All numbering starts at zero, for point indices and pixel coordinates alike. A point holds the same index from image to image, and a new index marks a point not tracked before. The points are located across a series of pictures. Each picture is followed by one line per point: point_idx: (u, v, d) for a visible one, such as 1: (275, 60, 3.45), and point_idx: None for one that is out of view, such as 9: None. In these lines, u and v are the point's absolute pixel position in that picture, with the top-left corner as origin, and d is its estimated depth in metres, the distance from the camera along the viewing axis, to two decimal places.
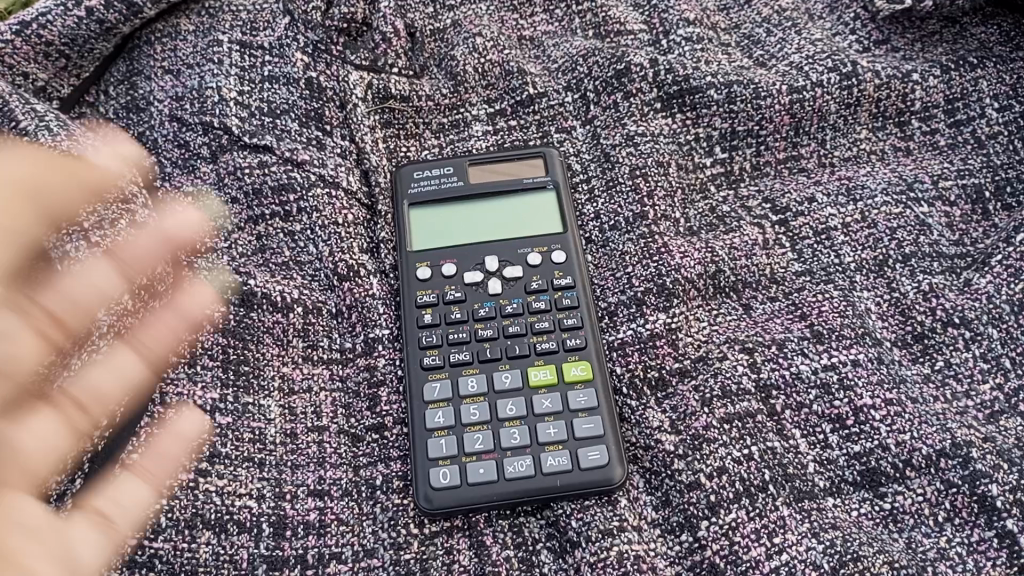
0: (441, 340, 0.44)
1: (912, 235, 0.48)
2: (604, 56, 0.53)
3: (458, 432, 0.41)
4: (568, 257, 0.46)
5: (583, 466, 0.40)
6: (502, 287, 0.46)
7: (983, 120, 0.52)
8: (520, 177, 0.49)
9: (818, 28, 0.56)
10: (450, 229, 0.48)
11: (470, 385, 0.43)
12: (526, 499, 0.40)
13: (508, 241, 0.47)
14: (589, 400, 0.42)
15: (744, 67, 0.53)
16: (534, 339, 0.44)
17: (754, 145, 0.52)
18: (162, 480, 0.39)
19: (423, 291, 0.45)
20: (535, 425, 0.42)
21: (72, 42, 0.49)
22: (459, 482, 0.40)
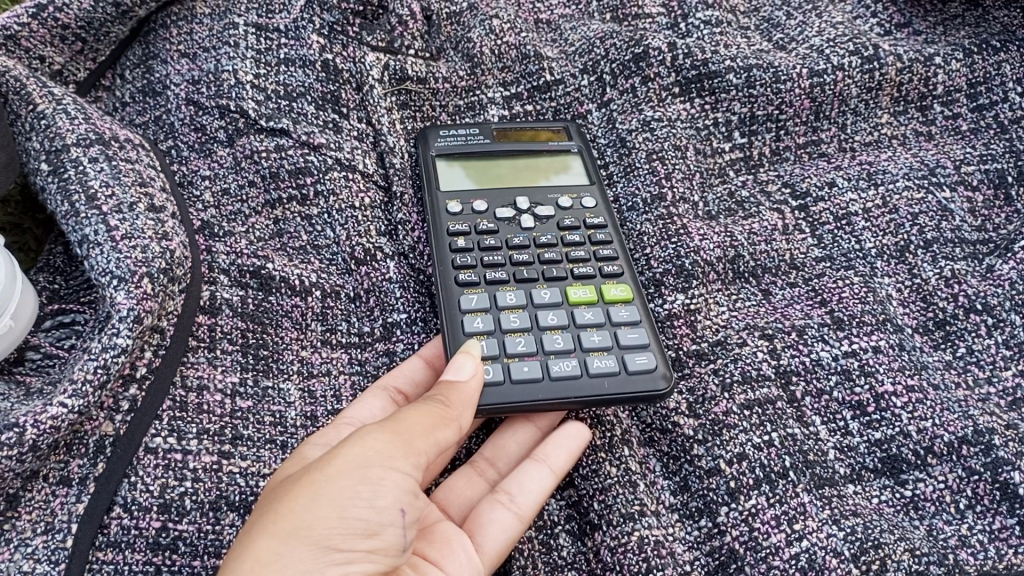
0: (475, 261, 0.44)
1: (934, 220, 0.48)
2: (622, 39, 0.53)
3: (497, 338, 0.41)
4: (598, 203, 0.47)
5: (631, 369, 0.40)
6: (534, 223, 0.46)
7: (1006, 104, 0.52)
8: (546, 140, 0.50)
9: (839, 11, 0.55)
10: (478, 172, 0.48)
11: (508, 298, 0.43)
12: (574, 396, 0.39)
13: (537, 189, 0.48)
14: (631, 316, 0.42)
15: (763, 50, 0.53)
16: (571, 265, 0.45)
17: (774, 130, 0.51)
18: (392, 472, 0.33)
19: (454, 220, 0.45)
20: (578, 338, 0.41)
21: (88, 25, 0.49)
22: (503, 378, 0.39)
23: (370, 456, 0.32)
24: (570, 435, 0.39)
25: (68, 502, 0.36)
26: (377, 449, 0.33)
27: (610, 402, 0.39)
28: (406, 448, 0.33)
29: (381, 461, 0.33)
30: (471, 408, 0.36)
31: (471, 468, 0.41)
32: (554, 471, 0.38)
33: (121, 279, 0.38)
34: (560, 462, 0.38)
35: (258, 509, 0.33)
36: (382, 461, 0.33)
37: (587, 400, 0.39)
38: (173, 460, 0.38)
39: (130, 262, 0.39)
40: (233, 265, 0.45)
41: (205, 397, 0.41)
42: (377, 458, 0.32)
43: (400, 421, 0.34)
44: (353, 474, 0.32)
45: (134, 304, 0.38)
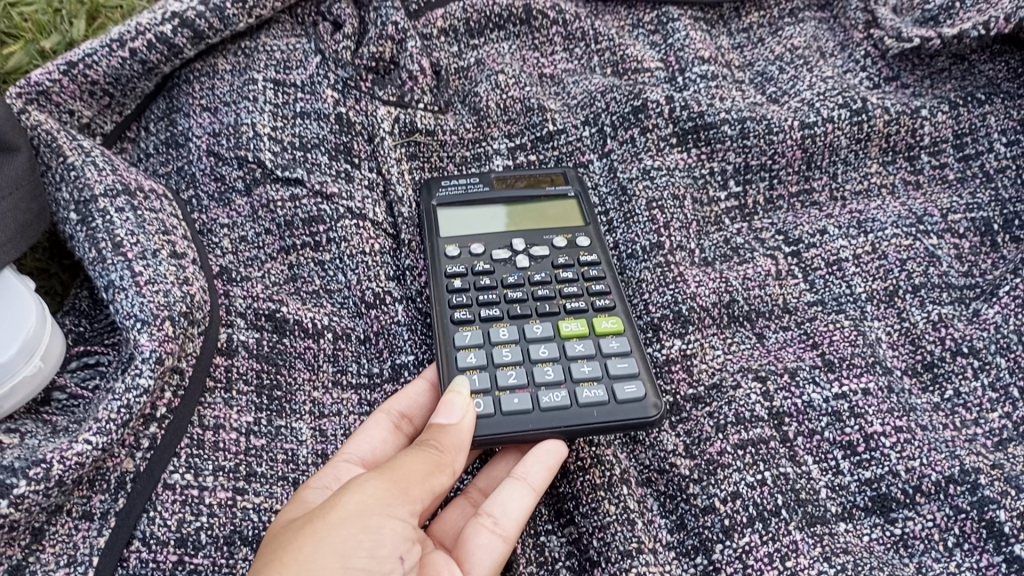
0: (471, 300, 0.46)
1: (922, 266, 0.50)
2: (622, 92, 0.55)
3: (490, 371, 0.43)
4: (592, 241, 0.50)
5: (620, 398, 0.42)
6: (529, 262, 0.49)
7: (992, 154, 0.54)
8: (543, 185, 0.52)
9: (830, 65, 0.58)
10: (476, 215, 0.51)
11: (501, 334, 0.45)
12: (563, 425, 0.41)
13: (534, 231, 0.50)
14: (621, 347, 0.44)
15: (757, 103, 0.55)
16: (564, 301, 0.47)
17: (768, 179, 0.54)
18: (389, 519, 0.34)
19: (451, 262, 0.48)
20: (569, 370, 0.44)
21: (116, 81, 0.52)
22: (494, 411, 0.41)
23: (374, 503, 0.34)
24: (545, 449, 0.40)
25: (90, 536, 0.38)
26: (375, 497, 0.34)
27: (599, 429, 0.41)
28: (402, 495, 0.35)
29: (380, 508, 0.34)
30: (462, 453, 0.39)
31: (464, 499, 0.42)
32: (534, 487, 0.39)
33: (144, 322, 0.41)
34: (538, 477, 0.40)
35: (258, 559, 0.34)
36: (385, 507, 0.34)
37: (576, 428, 0.41)
38: (190, 495, 0.40)
39: (153, 305, 0.41)
40: (250, 308, 0.47)
41: (221, 435, 0.42)
42: (378, 505, 0.34)
43: (396, 469, 0.35)
44: (353, 522, 0.33)
45: (156, 346, 0.40)
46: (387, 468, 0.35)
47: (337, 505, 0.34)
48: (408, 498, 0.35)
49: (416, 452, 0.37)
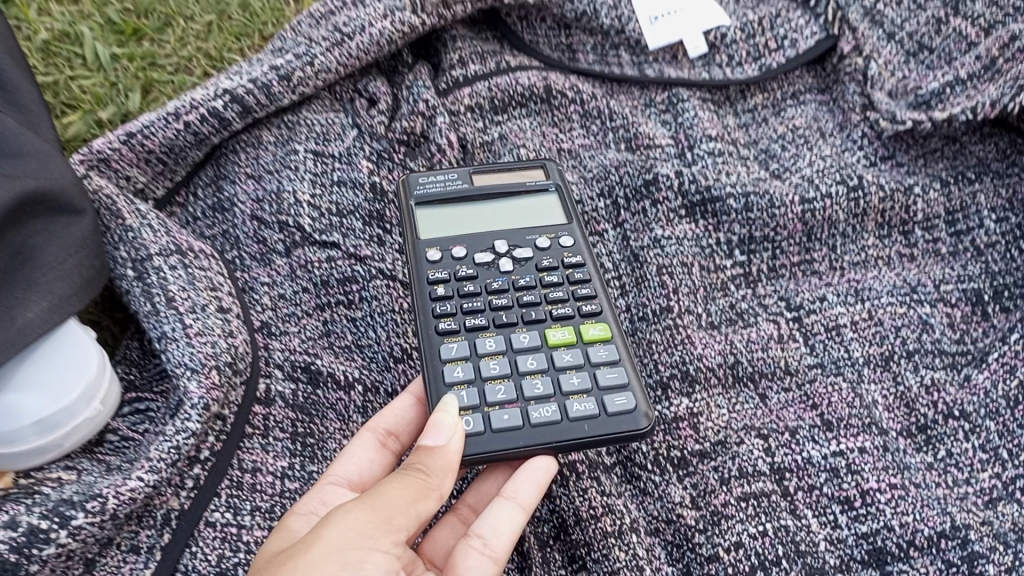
0: (455, 309, 0.48)
1: (915, 332, 0.53)
2: (635, 167, 0.60)
3: (477, 386, 0.45)
4: (575, 241, 0.52)
5: (610, 411, 0.44)
6: (513, 266, 0.51)
7: (982, 230, 0.58)
8: (526, 181, 0.55)
9: (829, 144, 0.63)
10: (455, 213, 0.54)
11: (487, 346, 0.47)
12: (555, 441, 0.43)
13: (517, 231, 0.53)
14: (609, 354, 0.47)
15: (761, 178, 0.59)
16: (549, 308, 0.49)
17: (771, 249, 0.57)
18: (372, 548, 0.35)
19: (434, 269, 0.50)
20: (558, 382, 0.46)
21: (170, 150, 0.56)
22: (484, 429, 0.43)
23: (353, 535, 0.35)
24: (534, 468, 0.42)
25: (136, 568, 0.41)
26: (357, 527, 0.35)
27: (590, 442, 0.43)
28: (385, 525, 0.36)
29: (363, 538, 0.35)
30: (449, 475, 0.40)
31: (454, 515, 0.45)
32: (525, 507, 0.42)
33: (194, 370, 0.44)
34: (528, 497, 0.42)
35: None
36: (363, 539, 0.35)
37: (566, 443, 0.43)
38: (229, 533, 0.43)
39: (202, 355, 0.45)
40: (287, 360, 0.50)
41: (259, 477, 0.46)
42: (360, 535, 0.35)
43: (380, 499, 0.37)
44: (336, 551, 0.34)
45: (204, 393, 0.44)
46: (371, 497, 0.37)
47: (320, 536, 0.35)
48: (391, 527, 0.36)
49: (401, 482, 0.38)
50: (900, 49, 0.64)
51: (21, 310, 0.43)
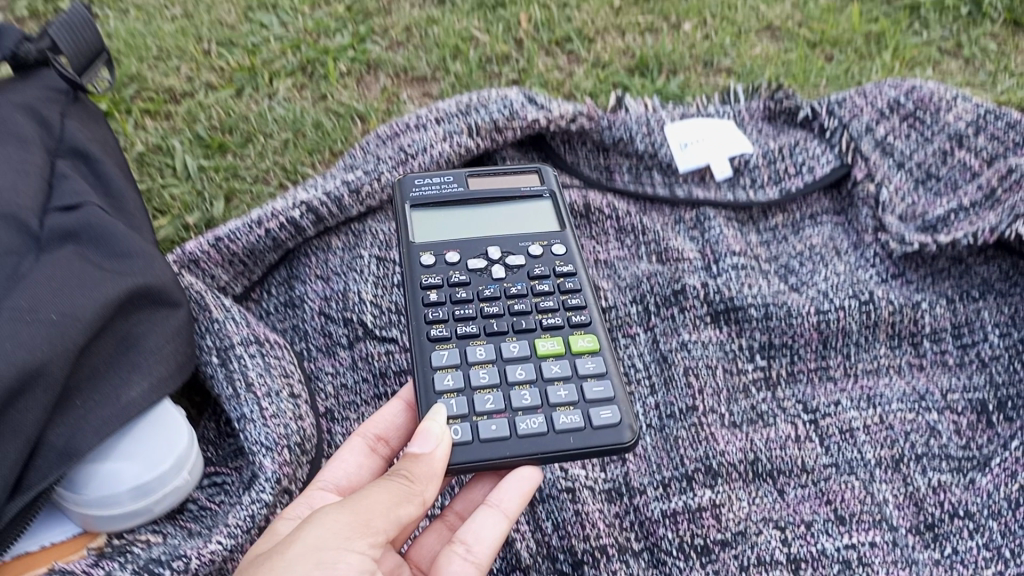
0: (447, 316, 0.53)
1: (923, 437, 0.58)
2: (665, 278, 0.66)
3: (467, 394, 0.50)
4: (565, 250, 0.58)
5: (595, 424, 0.49)
6: (505, 273, 0.56)
7: (987, 343, 0.62)
8: (519, 187, 0.61)
9: (844, 262, 0.68)
10: (451, 218, 0.59)
11: (478, 354, 0.52)
12: (541, 450, 0.48)
13: (510, 238, 0.58)
14: (595, 367, 0.52)
15: (780, 291, 0.65)
16: (539, 317, 0.54)
17: (789, 355, 0.62)
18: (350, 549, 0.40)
19: (429, 274, 0.55)
20: (546, 394, 0.50)
21: (251, 253, 0.64)
22: (472, 439, 0.48)
23: (332, 535, 0.40)
24: (518, 480, 0.47)
25: None
26: (338, 529, 0.40)
27: (575, 454, 0.48)
28: (366, 528, 0.41)
29: (342, 539, 0.40)
30: (433, 482, 0.45)
31: (443, 521, 0.51)
32: (508, 517, 0.47)
33: (268, 448, 0.52)
34: (512, 506, 0.47)
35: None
36: (342, 539, 0.40)
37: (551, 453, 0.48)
38: None
39: (274, 434, 0.52)
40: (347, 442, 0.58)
41: None
42: (340, 536, 0.40)
43: (364, 505, 0.42)
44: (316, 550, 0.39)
45: (276, 467, 0.51)
46: (354, 503, 0.42)
47: (304, 535, 0.40)
48: (371, 530, 0.41)
49: (385, 489, 0.43)
50: (910, 177, 0.70)
51: (125, 391, 0.50)
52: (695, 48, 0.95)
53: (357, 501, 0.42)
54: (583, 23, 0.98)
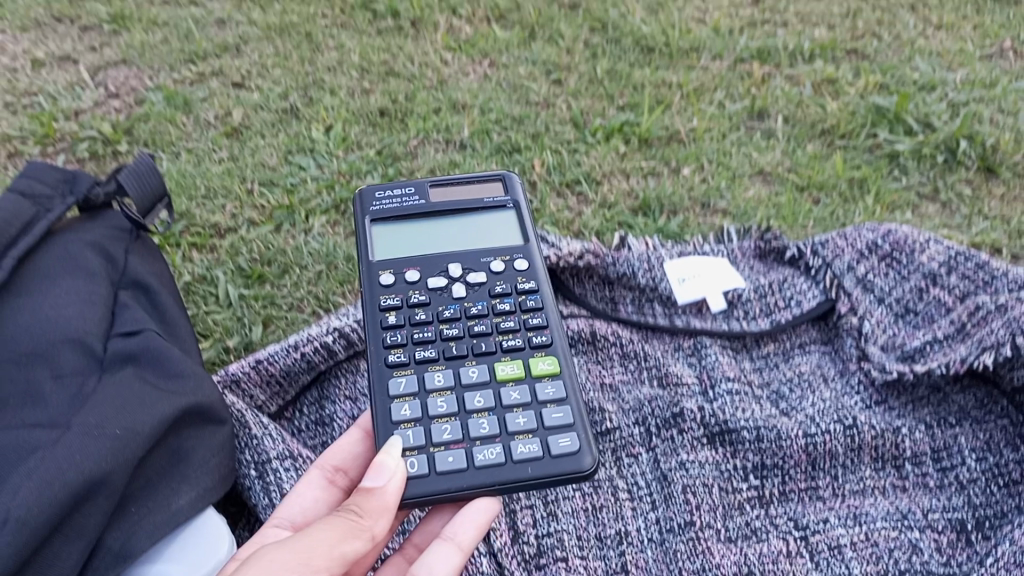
0: (407, 340, 0.64)
1: (905, 553, 0.64)
2: (664, 401, 0.72)
3: (425, 423, 0.60)
4: (525, 264, 0.68)
5: (553, 453, 0.59)
6: (467, 292, 0.66)
7: (964, 466, 0.68)
8: (483, 200, 0.72)
9: (829, 389, 0.74)
10: (416, 235, 0.70)
11: (437, 382, 0.62)
12: (495, 475, 0.58)
13: (470, 254, 0.69)
14: (555, 394, 0.62)
15: (771, 415, 0.71)
16: (499, 341, 0.64)
17: (780, 476, 0.68)
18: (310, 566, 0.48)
19: (391, 293, 0.66)
20: (506, 423, 0.60)
21: (287, 374, 0.70)
22: (429, 471, 0.58)
23: (296, 552, 0.48)
24: (473, 516, 0.57)
25: None
26: (301, 549, 0.49)
27: (532, 481, 0.58)
28: (324, 550, 0.49)
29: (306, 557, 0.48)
30: (384, 517, 0.54)
31: (402, 556, 0.61)
32: (462, 552, 0.56)
33: None
34: (466, 542, 0.56)
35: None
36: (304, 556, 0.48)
37: (507, 483, 0.58)
38: None
39: None
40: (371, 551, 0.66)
41: None
42: (302, 554, 0.48)
43: (324, 533, 0.50)
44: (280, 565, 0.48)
45: None
46: (314, 530, 0.50)
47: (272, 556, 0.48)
48: (330, 554, 0.49)
49: (343, 524, 0.51)
50: (890, 311, 0.77)
51: (174, 498, 0.57)
52: (693, 190, 1.04)
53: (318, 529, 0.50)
54: (590, 166, 1.08)
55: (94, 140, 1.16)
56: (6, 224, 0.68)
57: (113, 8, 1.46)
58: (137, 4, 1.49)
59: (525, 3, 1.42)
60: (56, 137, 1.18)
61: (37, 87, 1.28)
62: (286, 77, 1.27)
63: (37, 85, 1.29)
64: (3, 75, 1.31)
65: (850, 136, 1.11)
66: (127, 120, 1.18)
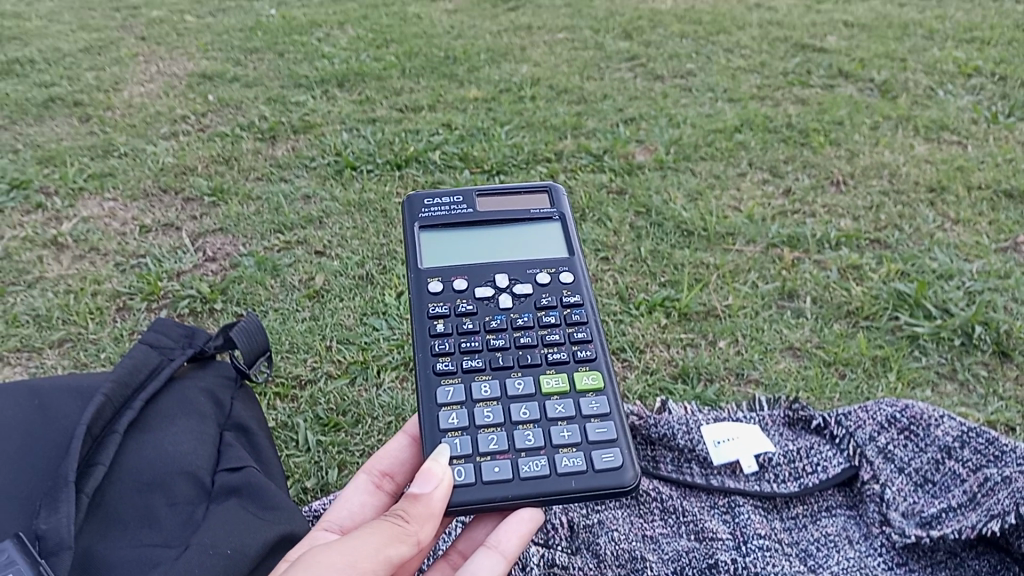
0: (455, 349, 0.78)
1: None
2: (700, 553, 0.80)
3: (471, 433, 0.73)
4: (569, 278, 0.84)
5: (597, 467, 0.71)
6: (513, 304, 0.81)
7: None
8: (529, 213, 0.88)
9: (854, 550, 0.81)
10: (465, 245, 0.86)
11: (483, 393, 0.76)
12: (536, 486, 0.71)
13: (515, 266, 0.84)
14: (599, 411, 0.75)
15: (800, 572, 0.79)
16: (546, 355, 0.78)
17: None
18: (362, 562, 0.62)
19: (439, 298, 0.81)
20: (552, 436, 0.74)
21: None
22: (477, 481, 0.71)
23: (354, 546, 0.62)
24: (519, 526, 0.71)
25: None
26: (356, 546, 0.62)
27: (575, 493, 0.70)
28: (375, 547, 0.63)
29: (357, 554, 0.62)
30: (427, 522, 0.66)
31: (446, 561, 0.77)
32: (505, 561, 0.70)
33: None
34: (509, 550, 0.70)
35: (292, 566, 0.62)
36: (359, 548, 0.62)
37: (553, 493, 0.70)
38: None
39: None
40: None
41: None
42: (357, 547, 0.62)
43: (376, 535, 0.63)
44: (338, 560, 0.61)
45: None
46: (368, 531, 0.64)
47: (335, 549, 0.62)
48: (378, 550, 0.63)
49: (393, 528, 0.65)
50: (909, 480, 0.84)
51: None
52: (728, 361, 1.15)
53: (373, 532, 0.64)
54: (634, 336, 1.20)
55: (193, 298, 1.31)
56: (135, 372, 0.80)
57: (212, 181, 1.66)
58: (233, 180, 1.69)
59: (576, 188, 1.59)
60: (160, 294, 1.33)
61: (144, 249, 1.45)
62: (363, 248, 1.43)
63: (144, 248, 1.46)
64: (114, 238, 1.49)
65: (873, 317, 1.22)
66: (222, 281, 1.34)
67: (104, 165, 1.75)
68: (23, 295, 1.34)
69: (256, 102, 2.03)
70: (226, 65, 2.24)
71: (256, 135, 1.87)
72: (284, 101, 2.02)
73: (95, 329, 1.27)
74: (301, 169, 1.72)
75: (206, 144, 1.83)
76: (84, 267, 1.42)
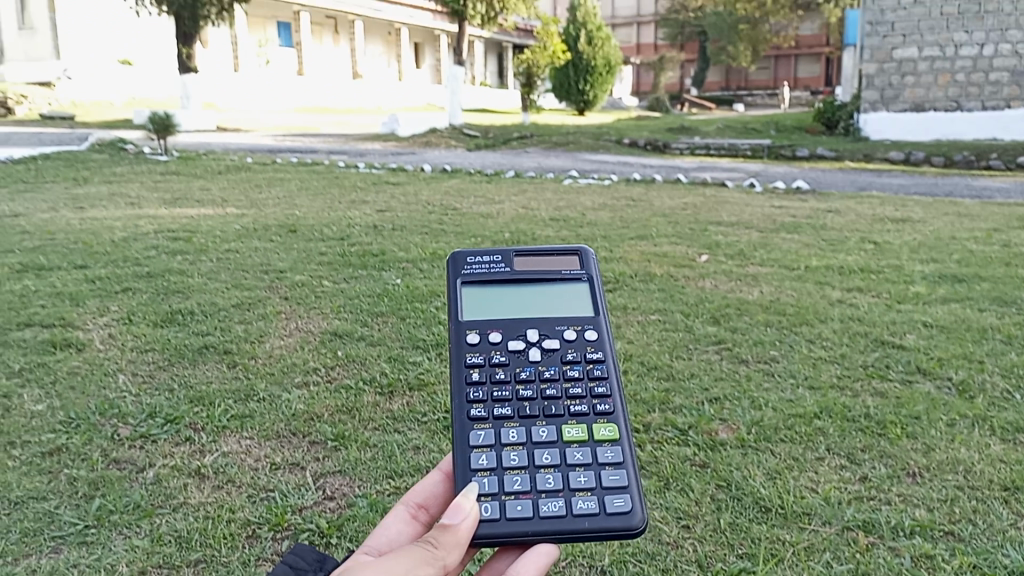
0: (488, 397, 0.94)
1: None
2: None
3: (499, 474, 0.88)
4: (594, 335, 1.01)
5: (609, 510, 0.85)
6: (542, 357, 0.98)
7: None
8: (560, 270, 1.05)
9: None
10: (501, 299, 1.03)
11: (510, 439, 0.91)
12: (552, 526, 0.84)
13: (545, 322, 1.02)
14: (613, 459, 0.90)
15: None
16: (570, 410, 0.94)
17: None
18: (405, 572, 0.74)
19: (477, 347, 0.99)
20: (569, 480, 0.88)
21: None
22: (502, 517, 0.84)
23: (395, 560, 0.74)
24: (537, 558, 0.84)
25: None
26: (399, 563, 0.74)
27: (589, 533, 0.84)
28: (413, 563, 0.75)
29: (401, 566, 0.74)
30: (453, 551, 0.79)
31: None
32: None
33: None
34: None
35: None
36: (399, 561, 0.74)
37: (568, 531, 0.84)
38: None
39: None
40: None
41: None
42: (398, 562, 0.74)
43: (413, 555, 0.76)
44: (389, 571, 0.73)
45: None
46: (407, 552, 0.76)
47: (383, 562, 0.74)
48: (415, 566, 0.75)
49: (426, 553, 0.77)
50: None
51: None
52: None
53: (410, 554, 0.76)
54: None
55: (312, 531, 1.49)
56: None
57: (336, 428, 1.88)
58: (354, 427, 1.91)
59: (661, 458, 1.73)
60: (284, 525, 1.51)
61: (274, 484, 1.65)
62: None
63: (273, 483, 1.66)
64: (248, 472, 1.70)
65: None
66: (339, 518, 1.51)
67: (246, 407, 2.00)
68: (169, 517, 1.54)
69: (379, 360, 2.30)
70: (356, 325, 2.56)
71: (376, 388, 2.12)
72: (403, 361, 2.29)
73: (227, 551, 1.43)
74: (413, 421, 1.93)
75: (333, 394, 2.08)
76: (221, 495, 1.62)
